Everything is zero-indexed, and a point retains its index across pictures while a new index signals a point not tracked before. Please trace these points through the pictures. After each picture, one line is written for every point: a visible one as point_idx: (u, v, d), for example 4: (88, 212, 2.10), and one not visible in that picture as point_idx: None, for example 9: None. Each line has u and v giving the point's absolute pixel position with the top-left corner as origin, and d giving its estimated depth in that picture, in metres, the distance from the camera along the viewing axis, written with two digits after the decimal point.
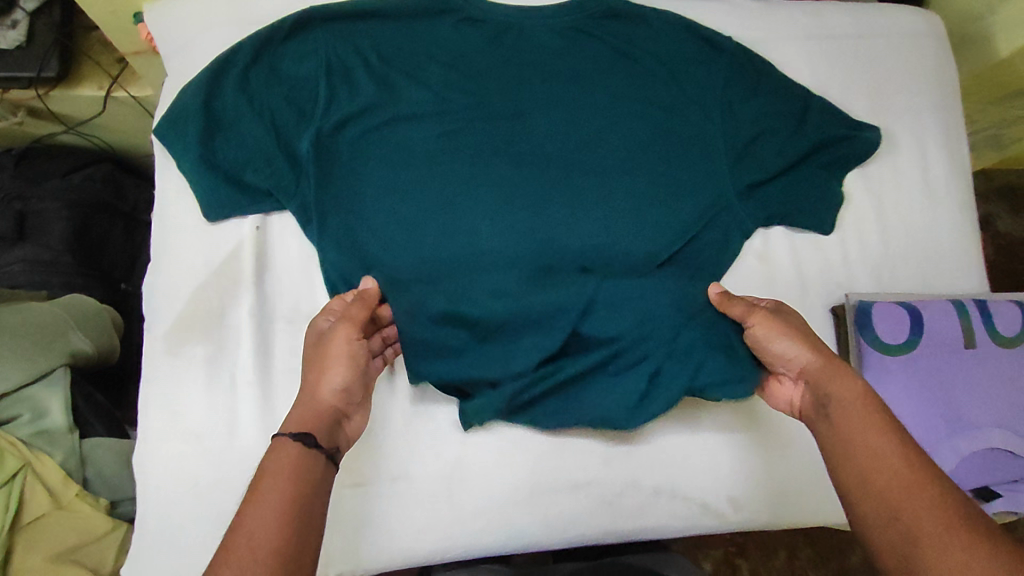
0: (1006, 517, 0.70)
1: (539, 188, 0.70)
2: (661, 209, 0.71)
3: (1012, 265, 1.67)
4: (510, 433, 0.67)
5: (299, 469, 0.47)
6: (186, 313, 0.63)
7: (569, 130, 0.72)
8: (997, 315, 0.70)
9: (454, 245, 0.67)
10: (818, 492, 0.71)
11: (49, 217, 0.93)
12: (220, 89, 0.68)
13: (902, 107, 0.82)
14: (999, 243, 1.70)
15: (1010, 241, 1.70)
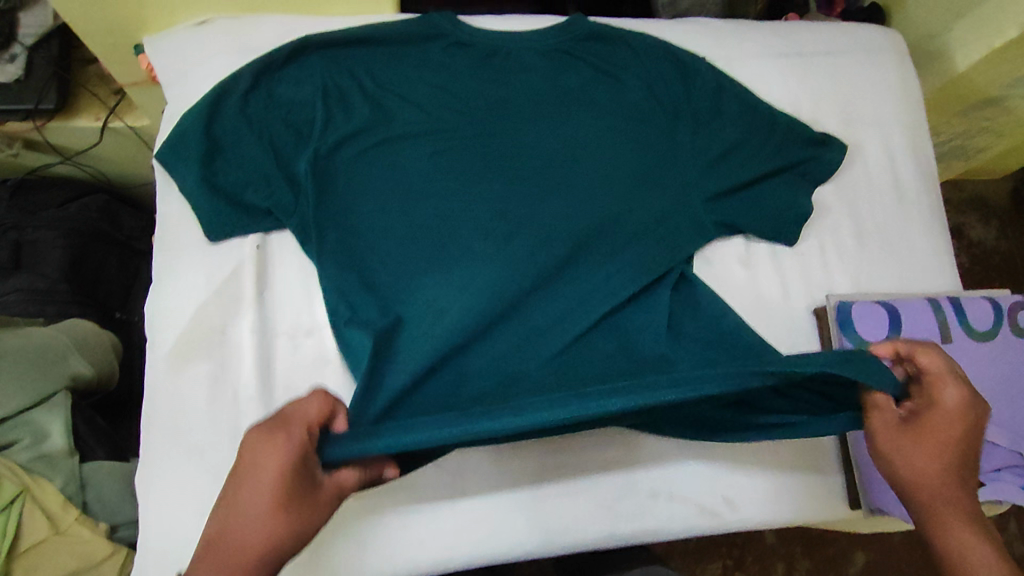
0: (996, 507, 0.72)
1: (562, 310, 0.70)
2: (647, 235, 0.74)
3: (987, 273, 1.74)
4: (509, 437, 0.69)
5: None
6: (188, 332, 0.64)
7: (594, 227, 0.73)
8: (969, 311, 0.73)
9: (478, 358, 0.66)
10: (815, 489, 0.72)
11: (44, 246, 0.94)
12: (220, 115, 0.70)
13: (871, 119, 0.86)
14: (974, 252, 1.78)
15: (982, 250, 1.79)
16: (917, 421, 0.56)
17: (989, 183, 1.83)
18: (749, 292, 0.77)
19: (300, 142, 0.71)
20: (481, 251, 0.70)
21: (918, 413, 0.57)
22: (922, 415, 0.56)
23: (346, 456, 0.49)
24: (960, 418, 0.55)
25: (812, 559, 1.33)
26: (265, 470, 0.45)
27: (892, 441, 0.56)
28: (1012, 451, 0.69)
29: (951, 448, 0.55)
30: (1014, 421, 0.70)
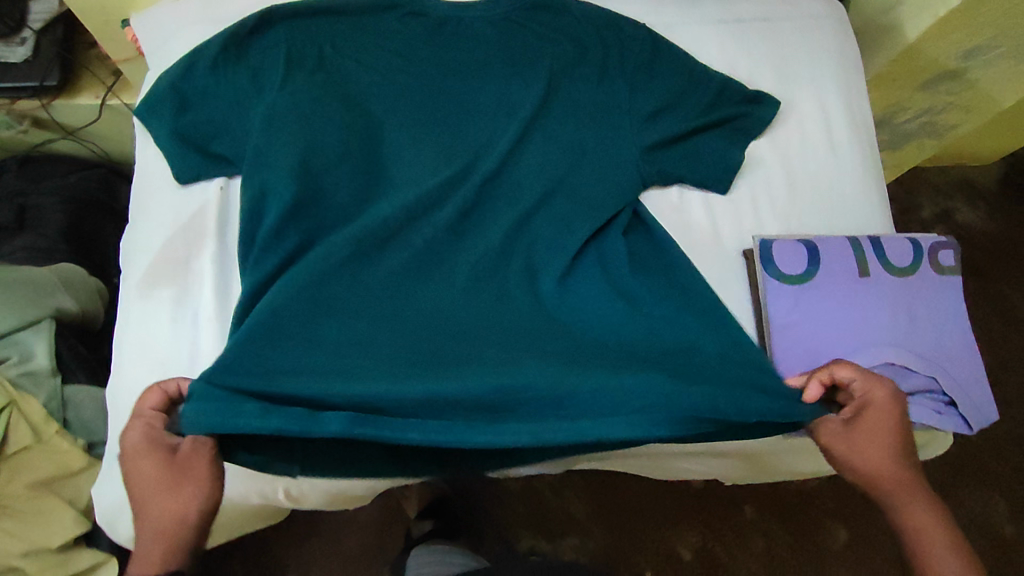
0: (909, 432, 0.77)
1: (441, 285, 0.73)
2: (560, 208, 0.79)
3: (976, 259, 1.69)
4: None
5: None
6: (155, 262, 0.71)
7: (476, 210, 0.78)
8: (889, 249, 0.77)
9: (353, 319, 0.69)
10: None
11: (45, 210, 1.04)
12: (192, 76, 0.77)
13: (806, 78, 0.90)
14: (959, 236, 1.74)
15: (971, 233, 1.74)
16: (860, 424, 0.67)
17: (977, 168, 1.81)
18: (680, 234, 0.81)
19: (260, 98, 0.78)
20: (424, 197, 0.77)
21: (855, 419, 0.68)
22: (862, 417, 0.68)
23: (190, 426, 0.59)
24: (892, 411, 0.67)
25: (786, 531, 1.36)
26: (134, 448, 0.60)
27: (843, 443, 0.67)
28: (924, 376, 0.73)
29: (890, 437, 0.67)
30: (927, 349, 0.74)
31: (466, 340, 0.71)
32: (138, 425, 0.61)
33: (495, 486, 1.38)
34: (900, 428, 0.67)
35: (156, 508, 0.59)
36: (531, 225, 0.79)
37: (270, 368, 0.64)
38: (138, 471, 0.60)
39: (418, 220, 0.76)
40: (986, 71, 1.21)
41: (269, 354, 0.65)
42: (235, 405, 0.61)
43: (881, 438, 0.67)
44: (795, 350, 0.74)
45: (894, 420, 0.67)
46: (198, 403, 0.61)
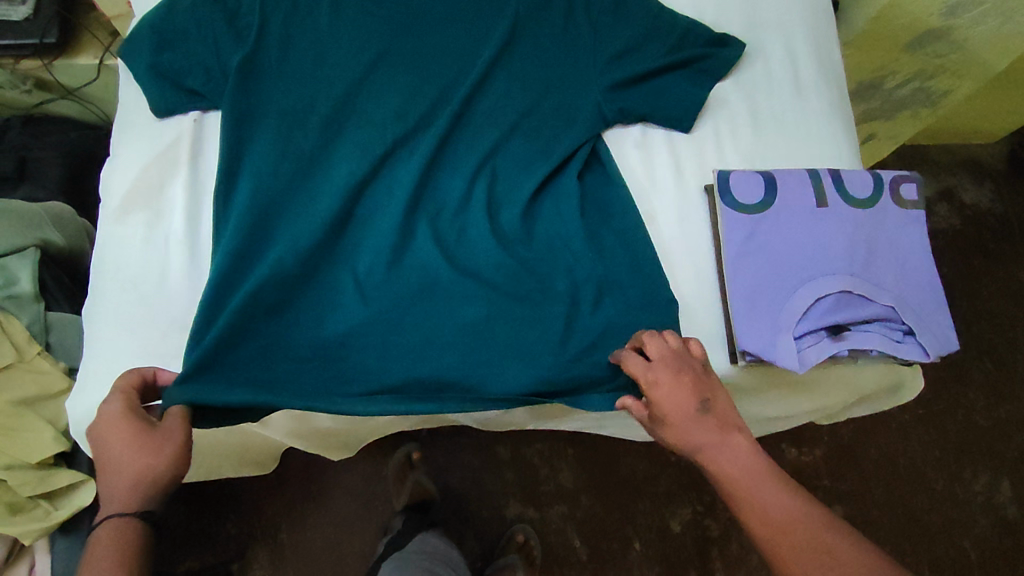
0: (867, 362, 0.77)
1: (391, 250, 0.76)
2: (514, 180, 0.81)
3: (980, 239, 1.61)
4: None
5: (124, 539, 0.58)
6: (131, 189, 0.75)
7: (436, 193, 0.80)
8: (848, 181, 0.77)
9: (321, 313, 0.73)
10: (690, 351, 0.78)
11: (47, 162, 1.08)
12: (170, 16, 0.78)
13: (773, 24, 0.91)
14: (965, 214, 1.65)
15: (977, 213, 1.65)
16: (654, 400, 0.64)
17: (986, 147, 1.73)
18: (643, 169, 0.83)
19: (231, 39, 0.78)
20: (394, 134, 0.80)
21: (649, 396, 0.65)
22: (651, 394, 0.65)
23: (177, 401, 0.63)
24: (681, 378, 0.64)
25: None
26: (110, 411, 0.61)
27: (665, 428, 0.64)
28: (882, 305, 0.73)
29: (679, 402, 0.63)
30: (886, 280, 0.74)
31: (419, 310, 0.74)
32: (116, 397, 0.62)
33: (488, 452, 1.28)
34: (675, 392, 0.64)
35: (126, 465, 0.59)
36: (496, 159, 0.82)
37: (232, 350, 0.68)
38: (106, 432, 0.60)
39: (386, 153, 0.79)
40: (973, 31, 1.20)
41: (246, 338, 0.69)
42: (224, 384, 0.66)
43: (682, 406, 0.63)
44: (749, 277, 0.74)
45: (672, 385, 0.64)
46: (184, 384, 0.64)
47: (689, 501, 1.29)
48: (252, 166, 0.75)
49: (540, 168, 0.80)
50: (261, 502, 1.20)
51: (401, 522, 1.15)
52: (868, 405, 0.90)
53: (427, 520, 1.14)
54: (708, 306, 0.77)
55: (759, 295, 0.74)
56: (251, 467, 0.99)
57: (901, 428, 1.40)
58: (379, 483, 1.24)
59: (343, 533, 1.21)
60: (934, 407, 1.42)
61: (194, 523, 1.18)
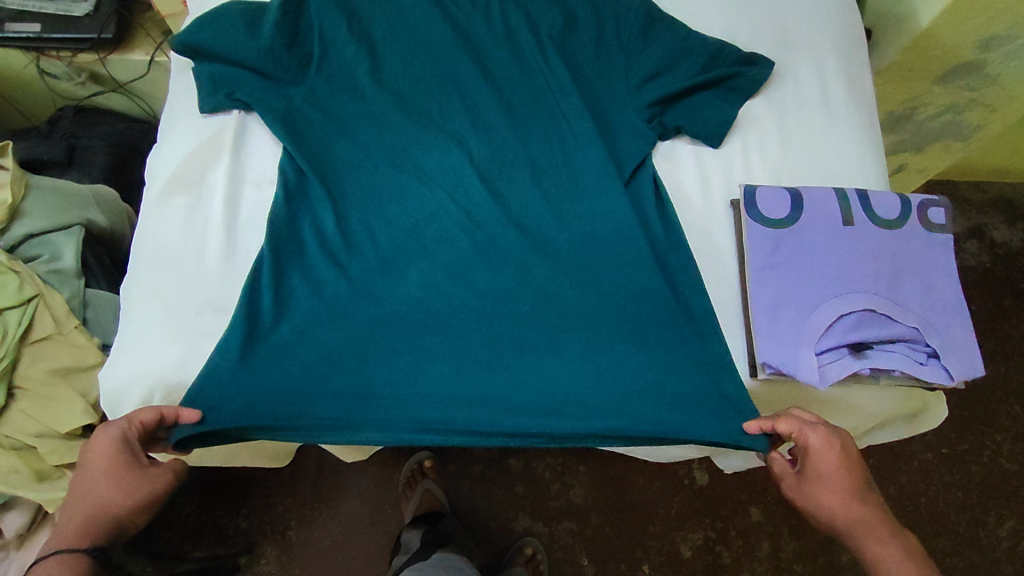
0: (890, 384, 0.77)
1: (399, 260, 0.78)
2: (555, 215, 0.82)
3: (1011, 275, 1.59)
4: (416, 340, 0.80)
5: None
6: (174, 173, 0.79)
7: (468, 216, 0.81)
8: (875, 202, 0.77)
9: (330, 323, 0.74)
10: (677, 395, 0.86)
11: (94, 150, 1.12)
12: (229, 21, 0.83)
13: (804, 46, 0.92)
14: (997, 252, 1.62)
15: (1007, 251, 1.63)
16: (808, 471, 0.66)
17: (1020, 186, 1.71)
18: (670, 181, 0.84)
19: (289, 45, 0.83)
20: (436, 145, 0.83)
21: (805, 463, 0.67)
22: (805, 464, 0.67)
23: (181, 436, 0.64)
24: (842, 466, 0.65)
25: (801, 542, 1.26)
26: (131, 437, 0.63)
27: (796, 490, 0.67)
28: (907, 325, 0.72)
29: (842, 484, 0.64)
30: (911, 301, 0.74)
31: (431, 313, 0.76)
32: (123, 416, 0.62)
33: (500, 464, 1.28)
34: (832, 484, 0.65)
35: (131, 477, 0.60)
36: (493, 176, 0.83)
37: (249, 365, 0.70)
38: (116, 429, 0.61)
39: (421, 162, 0.83)
40: (1007, 67, 1.19)
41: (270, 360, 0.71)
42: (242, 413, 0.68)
43: (833, 483, 0.65)
44: (772, 290, 0.75)
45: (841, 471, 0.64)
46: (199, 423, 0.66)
47: (702, 526, 1.27)
48: (308, 166, 0.79)
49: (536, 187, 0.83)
50: (272, 497, 1.21)
51: (414, 535, 1.13)
52: (891, 432, 0.89)
53: (439, 534, 1.12)
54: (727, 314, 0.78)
55: (782, 309, 0.74)
56: (267, 460, 1.01)
57: (924, 467, 1.37)
58: (389, 488, 1.24)
59: (351, 535, 1.21)
60: (958, 445, 1.39)
61: (206, 515, 1.19)
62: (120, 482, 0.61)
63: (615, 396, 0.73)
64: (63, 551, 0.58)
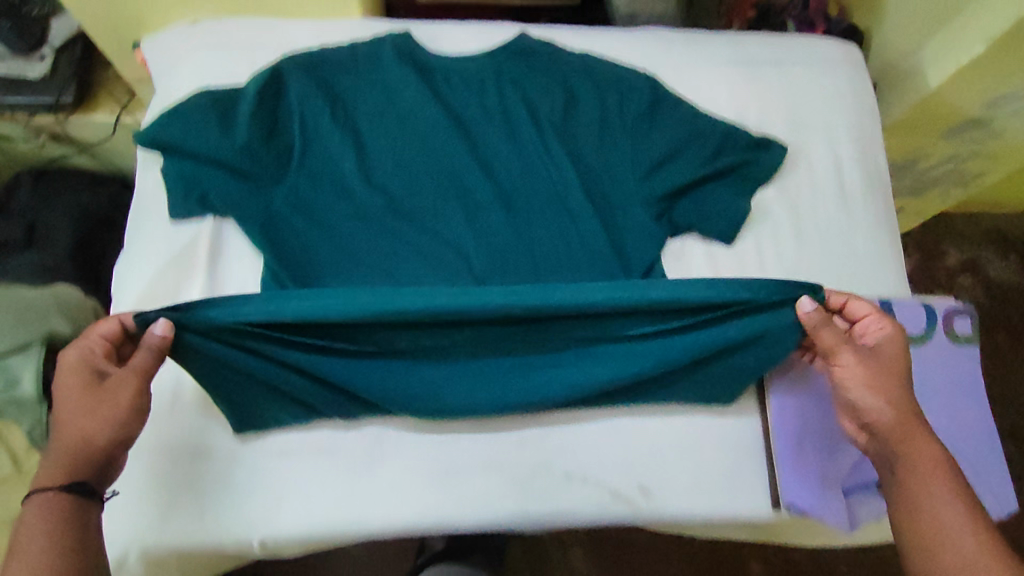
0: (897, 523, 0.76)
1: (422, 223, 0.76)
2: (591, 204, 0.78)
3: (1006, 312, 1.58)
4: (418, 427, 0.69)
5: (57, 520, 0.54)
6: (145, 296, 0.73)
7: (504, 191, 0.79)
8: (900, 314, 0.74)
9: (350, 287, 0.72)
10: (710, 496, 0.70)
11: (57, 227, 1.06)
12: (199, 114, 0.75)
13: (818, 126, 0.87)
14: (991, 288, 1.61)
15: (1000, 287, 1.62)
16: (873, 347, 0.65)
17: (1013, 219, 1.69)
18: None
19: (266, 138, 0.76)
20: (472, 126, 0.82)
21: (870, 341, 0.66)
22: (880, 346, 0.65)
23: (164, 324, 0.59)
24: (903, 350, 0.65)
25: None
26: (72, 366, 0.59)
27: (860, 369, 0.63)
28: None
29: (903, 369, 0.64)
30: (937, 424, 0.70)
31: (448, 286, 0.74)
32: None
33: None
34: (898, 386, 0.63)
35: None
36: (530, 146, 0.81)
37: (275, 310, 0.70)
38: None
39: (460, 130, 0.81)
40: (1015, 122, 1.15)
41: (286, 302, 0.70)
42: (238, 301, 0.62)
43: (891, 347, 0.65)
44: (793, 416, 0.72)
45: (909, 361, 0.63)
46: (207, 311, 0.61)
47: None
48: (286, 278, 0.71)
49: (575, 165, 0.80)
50: None
51: None
52: None
53: None
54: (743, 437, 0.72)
55: (806, 437, 0.71)
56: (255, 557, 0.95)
57: None
58: None
59: None
60: None
61: None
62: (86, 416, 0.57)
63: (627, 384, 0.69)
64: (45, 493, 0.55)
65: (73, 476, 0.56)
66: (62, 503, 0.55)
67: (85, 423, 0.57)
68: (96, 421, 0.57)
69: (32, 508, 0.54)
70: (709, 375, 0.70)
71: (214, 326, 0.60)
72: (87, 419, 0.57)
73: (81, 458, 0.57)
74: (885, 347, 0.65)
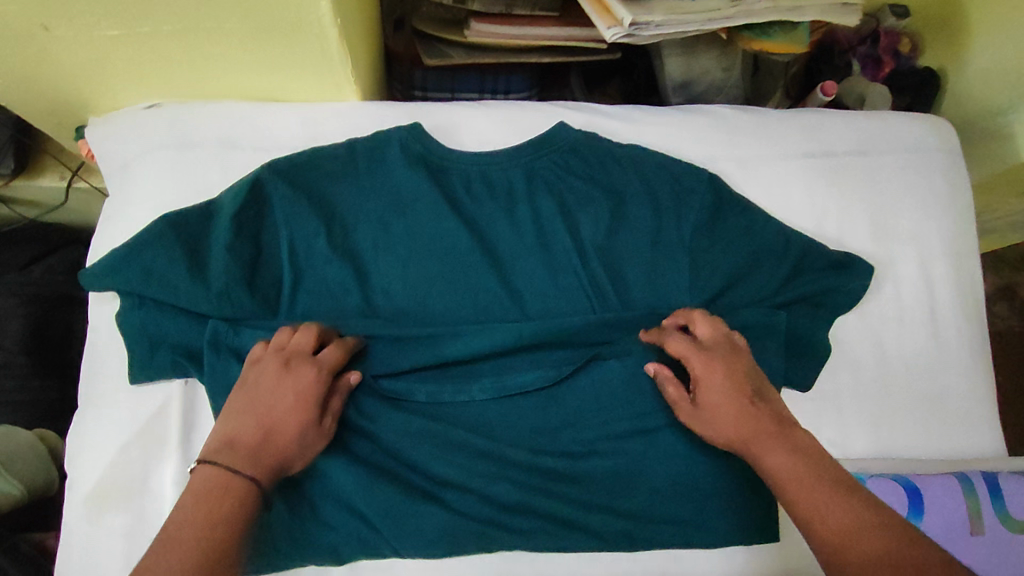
0: None
1: (449, 301, 0.65)
2: (656, 306, 0.67)
3: None
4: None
5: (219, 497, 0.48)
6: (103, 482, 0.60)
7: (550, 272, 0.67)
8: (1009, 496, 0.63)
9: (363, 377, 0.62)
10: None
11: (5, 313, 0.88)
12: (162, 245, 0.61)
13: (906, 235, 0.73)
14: None
15: None
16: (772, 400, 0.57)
17: None
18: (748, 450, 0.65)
19: (248, 277, 0.62)
20: (518, 204, 0.68)
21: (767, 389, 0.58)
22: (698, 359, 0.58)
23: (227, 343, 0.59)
24: (730, 365, 0.58)
25: None
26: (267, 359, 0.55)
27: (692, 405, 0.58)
28: None
29: (734, 387, 0.57)
30: None
31: (476, 373, 0.64)
32: None
33: None
34: (746, 413, 0.56)
35: None
36: (589, 221, 0.69)
37: None
38: None
39: (508, 203, 0.69)
40: None
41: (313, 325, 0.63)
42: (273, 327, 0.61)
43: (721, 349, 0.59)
44: None
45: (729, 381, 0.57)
46: (235, 327, 0.60)
47: None
48: None
49: (639, 257, 0.68)
50: None
51: None
52: None
53: None
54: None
55: None
56: None
57: None
58: None
59: None
60: None
61: None
62: (295, 421, 0.53)
63: (644, 492, 0.63)
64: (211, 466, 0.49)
65: (255, 466, 0.50)
66: (238, 492, 0.48)
67: (286, 394, 0.53)
68: (290, 419, 0.53)
69: (198, 481, 0.49)
70: (739, 511, 0.65)
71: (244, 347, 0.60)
72: (292, 419, 0.53)
73: (268, 450, 0.51)
74: (703, 361, 0.58)
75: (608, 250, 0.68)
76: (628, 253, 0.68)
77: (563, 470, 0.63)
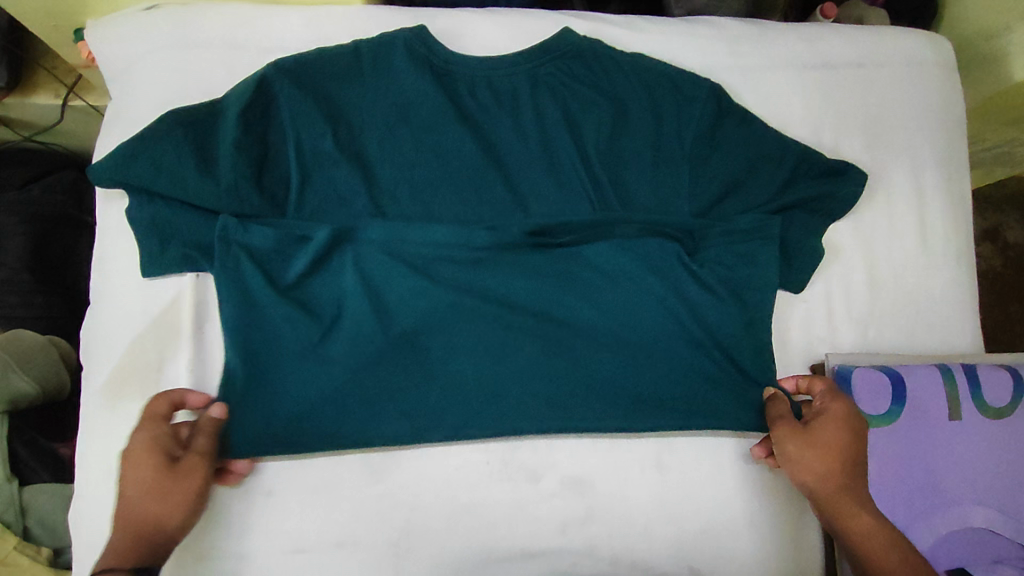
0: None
1: (453, 202, 0.66)
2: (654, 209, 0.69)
3: None
4: (444, 462, 0.64)
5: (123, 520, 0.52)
6: (119, 370, 0.62)
7: (552, 175, 0.68)
8: (986, 384, 0.66)
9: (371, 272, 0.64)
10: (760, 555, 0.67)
11: (5, 232, 0.88)
12: (168, 140, 0.61)
13: (900, 145, 0.75)
14: None
15: None
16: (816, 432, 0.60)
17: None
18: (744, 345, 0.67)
19: (256, 174, 0.63)
20: (521, 108, 0.69)
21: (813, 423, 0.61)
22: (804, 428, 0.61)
23: (232, 239, 0.61)
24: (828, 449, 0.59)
25: None
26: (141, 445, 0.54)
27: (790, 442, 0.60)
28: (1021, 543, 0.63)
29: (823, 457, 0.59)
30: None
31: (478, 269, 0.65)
32: None
33: None
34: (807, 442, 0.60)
35: None
36: (590, 125, 0.70)
37: (285, 271, 0.62)
38: None
39: (510, 106, 0.69)
40: None
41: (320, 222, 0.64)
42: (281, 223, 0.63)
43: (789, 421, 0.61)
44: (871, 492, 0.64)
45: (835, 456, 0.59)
46: (241, 223, 0.61)
47: None
48: (291, 349, 0.61)
49: (639, 162, 0.69)
50: None
51: None
52: None
53: None
54: (790, 514, 0.68)
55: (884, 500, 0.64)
56: None
57: None
58: None
59: None
60: None
61: None
62: (160, 498, 0.53)
63: (642, 384, 0.65)
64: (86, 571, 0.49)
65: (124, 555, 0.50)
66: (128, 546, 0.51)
67: (132, 491, 0.52)
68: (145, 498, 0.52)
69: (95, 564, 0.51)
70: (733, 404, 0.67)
71: (255, 240, 0.61)
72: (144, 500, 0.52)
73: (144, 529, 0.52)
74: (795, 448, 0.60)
75: (609, 154, 0.69)
76: (627, 158, 0.70)
77: (561, 364, 0.64)
